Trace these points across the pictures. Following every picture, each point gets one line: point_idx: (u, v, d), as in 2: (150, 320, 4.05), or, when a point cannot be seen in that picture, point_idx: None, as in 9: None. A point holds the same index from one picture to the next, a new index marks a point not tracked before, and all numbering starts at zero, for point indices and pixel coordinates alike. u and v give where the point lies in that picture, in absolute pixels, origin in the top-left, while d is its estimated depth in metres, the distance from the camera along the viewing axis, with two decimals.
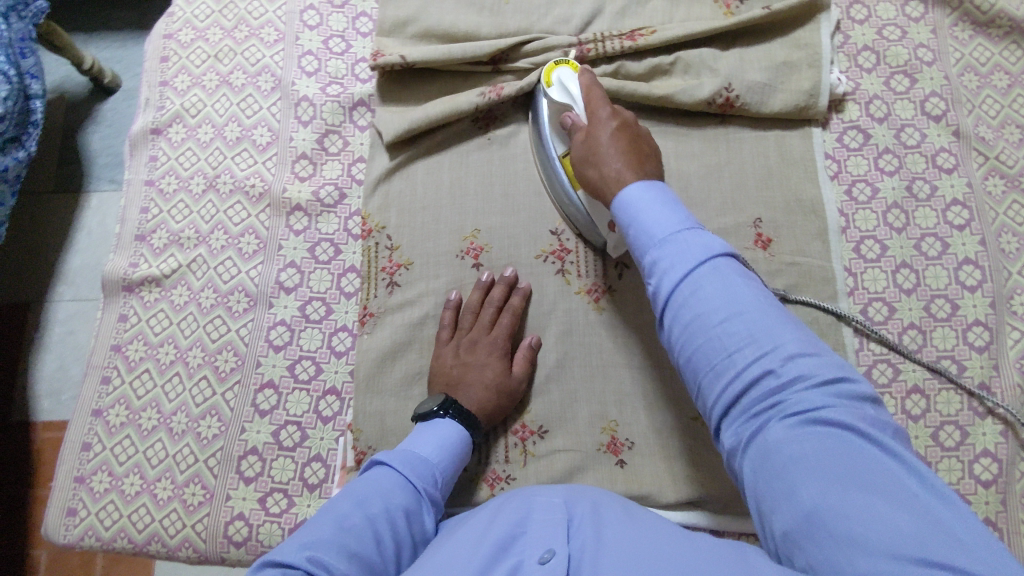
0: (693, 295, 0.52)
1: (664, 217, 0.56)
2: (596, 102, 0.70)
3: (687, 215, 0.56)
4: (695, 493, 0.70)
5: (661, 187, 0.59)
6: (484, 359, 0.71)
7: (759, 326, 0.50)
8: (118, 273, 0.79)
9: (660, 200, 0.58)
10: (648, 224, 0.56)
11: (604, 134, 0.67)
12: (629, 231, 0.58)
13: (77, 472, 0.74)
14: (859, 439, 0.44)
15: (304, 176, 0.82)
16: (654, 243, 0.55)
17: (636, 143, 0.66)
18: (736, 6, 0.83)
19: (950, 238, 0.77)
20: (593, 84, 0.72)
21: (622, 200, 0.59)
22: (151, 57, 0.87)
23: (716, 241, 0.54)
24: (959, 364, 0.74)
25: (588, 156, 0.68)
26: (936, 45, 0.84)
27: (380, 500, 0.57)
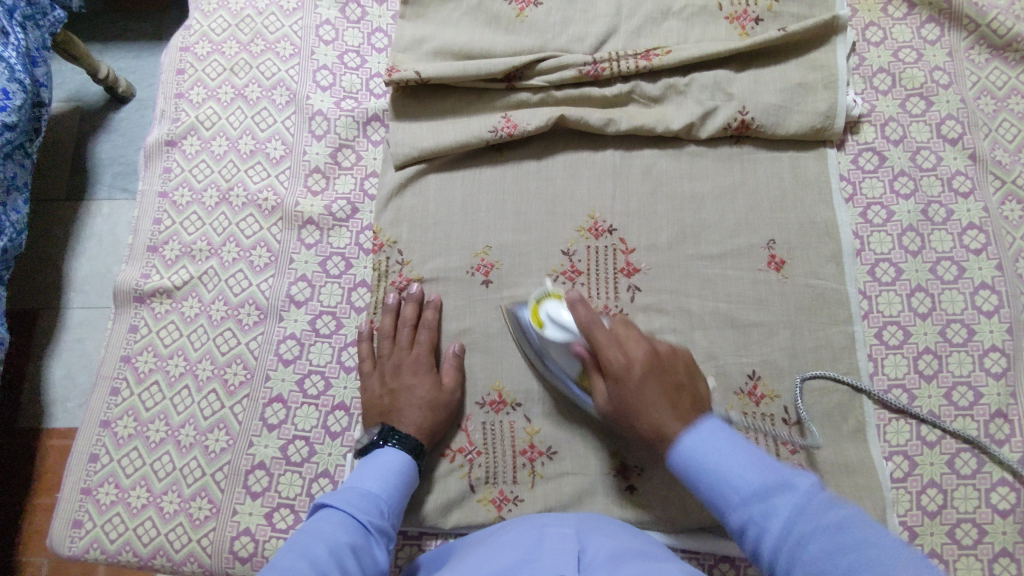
0: (794, 554, 0.44)
1: (737, 464, 0.50)
2: (605, 345, 0.64)
3: (758, 456, 0.51)
4: (706, 518, 0.69)
5: (715, 425, 0.54)
6: (411, 379, 0.72)
7: (856, 547, 0.42)
8: (130, 284, 0.79)
9: (717, 443, 0.52)
10: (721, 484, 0.50)
11: (640, 383, 0.61)
12: (698, 489, 0.52)
13: (84, 483, 0.74)
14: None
15: (316, 190, 0.82)
16: (738, 506, 0.49)
17: (671, 381, 0.62)
18: (751, 25, 0.83)
19: (966, 262, 0.77)
20: (591, 325, 0.64)
21: (678, 454, 0.54)
22: (167, 69, 0.88)
23: (793, 477, 0.48)
24: (975, 391, 0.73)
25: (631, 408, 0.61)
26: (953, 68, 0.84)
27: (325, 542, 0.57)
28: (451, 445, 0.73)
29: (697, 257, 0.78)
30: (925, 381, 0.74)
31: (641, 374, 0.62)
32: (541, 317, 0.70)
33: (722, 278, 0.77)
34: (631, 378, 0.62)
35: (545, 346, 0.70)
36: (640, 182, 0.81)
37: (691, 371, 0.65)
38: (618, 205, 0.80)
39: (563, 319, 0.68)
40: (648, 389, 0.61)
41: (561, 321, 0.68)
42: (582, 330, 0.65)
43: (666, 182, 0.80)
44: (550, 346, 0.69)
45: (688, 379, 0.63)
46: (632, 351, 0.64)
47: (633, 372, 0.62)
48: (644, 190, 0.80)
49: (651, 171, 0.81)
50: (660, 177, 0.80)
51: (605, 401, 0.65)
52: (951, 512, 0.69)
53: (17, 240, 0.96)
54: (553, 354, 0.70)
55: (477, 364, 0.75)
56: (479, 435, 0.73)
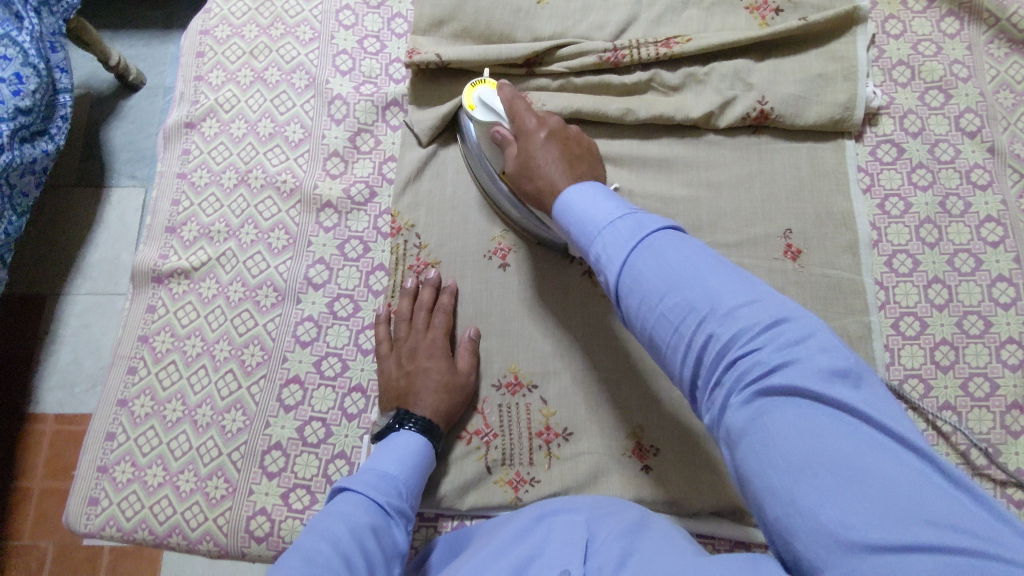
0: (638, 286, 0.50)
1: (602, 209, 0.56)
2: (521, 110, 0.69)
3: (624, 204, 0.56)
4: (723, 503, 0.69)
5: (597, 185, 0.59)
6: (427, 362, 0.71)
7: (693, 280, 0.48)
8: (148, 264, 0.80)
9: (592, 193, 0.58)
10: (584, 225, 0.56)
11: (537, 146, 0.67)
12: (570, 231, 0.59)
13: (100, 461, 0.74)
14: (808, 396, 0.41)
15: (335, 174, 0.82)
16: (594, 235, 0.55)
17: (569, 147, 0.67)
18: (771, 16, 0.83)
19: (983, 254, 0.77)
20: (514, 97, 0.71)
21: (559, 204, 0.60)
22: (187, 52, 0.88)
23: (650, 220, 0.53)
24: (992, 382, 0.73)
25: (524, 167, 0.67)
26: (972, 62, 0.84)
27: (344, 524, 0.57)
28: (468, 427, 0.73)
29: (713, 244, 0.78)
30: (942, 371, 0.74)
31: (545, 137, 0.67)
32: (474, 100, 0.73)
33: (738, 266, 0.77)
34: (535, 139, 0.67)
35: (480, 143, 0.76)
36: (657, 168, 0.81)
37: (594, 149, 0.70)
38: (636, 191, 0.80)
39: (493, 105, 0.72)
40: (549, 152, 0.66)
41: (488, 101, 0.72)
42: (506, 109, 0.71)
43: (683, 169, 0.81)
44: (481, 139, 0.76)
45: (587, 152, 0.68)
46: (544, 120, 0.69)
47: (538, 131, 0.68)
48: (661, 176, 0.80)
49: (668, 158, 0.81)
50: (677, 164, 0.81)
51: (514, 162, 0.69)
52: None
53: (19, 223, 0.94)
54: (483, 141, 0.76)
55: (493, 346, 0.76)
56: (495, 417, 0.73)
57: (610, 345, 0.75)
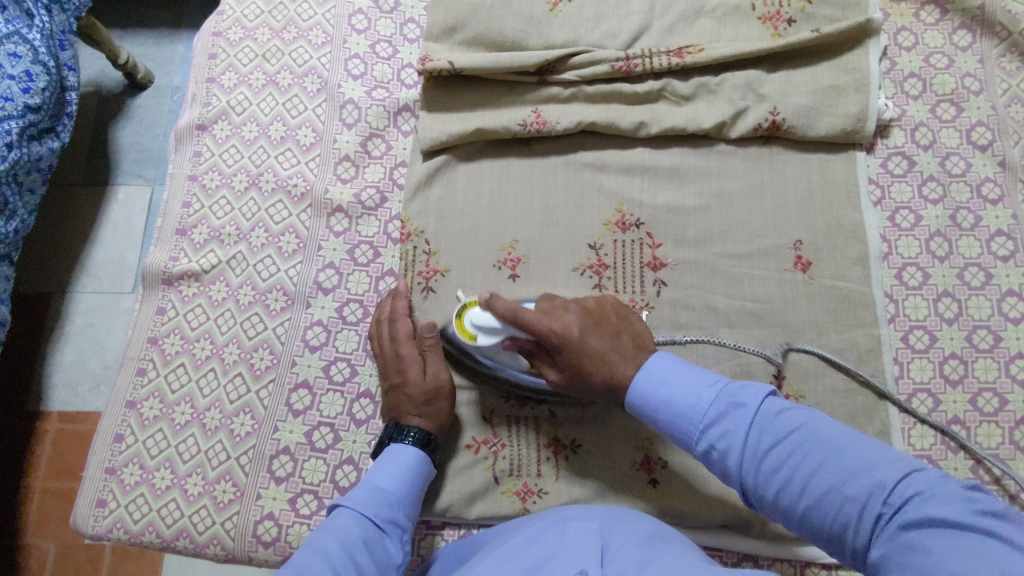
0: (754, 471, 0.52)
1: (692, 386, 0.58)
2: (546, 319, 0.67)
3: (714, 376, 0.59)
4: (731, 516, 0.69)
5: (658, 358, 0.62)
6: (399, 379, 0.71)
7: (828, 448, 0.50)
8: (158, 266, 0.80)
9: (663, 371, 0.60)
10: (675, 414, 0.58)
11: (586, 338, 0.66)
12: (659, 418, 0.60)
13: (108, 463, 0.74)
14: (979, 536, 0.41)
15: (346, 178, 0.82)
16: (692, 429, 0.57)
17: (610, 328, 0.67)
18: (783, 27, 0.83)
19: (993, 268, 0.77)
20: (518, 310, 0.67)
21: (638, 394, 0.61)
22: (200, 54, 0.88)
23: (744, 395, 0.55)
24: (1001, 397, 0.73)
25: (575, 360, 0.66)
26: (984, 75, 0.83)
27: (335, 539, 0.59)
28: (475, 437, 0.73)
29: (724, 255, 0.78)
30: (951, 386, 0.74)
31: (582, 335, 0.66)
32: (467, 331, 0.69)
33: (748, 277, 0.77)
34: (577, 340, 0.66)
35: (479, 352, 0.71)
36: (668, 179, 0.81)
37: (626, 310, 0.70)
38: (646, 201, 0.80)
39: (492, 326, 0.68)
40: (599, 342, 0.66)
41: (487, 324, 0.68)
42: (513, 322, 0.67)
43: (694, 181, 0.80)
44: (482, 355, 0.71)
45: (627, 318, 0.69)
46: (573, 312, 0.67)
47: (573, 334, 0.66)
48: (672, 188, 0.80)
49: (679, 169, 0.81)
50: (688, 176, 0.81)
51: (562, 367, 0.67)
52: None
53: (28, 220, 0.95)
54: (494, 356, 0.71)
55: None
56: (503, 427, 0.73)
57: None
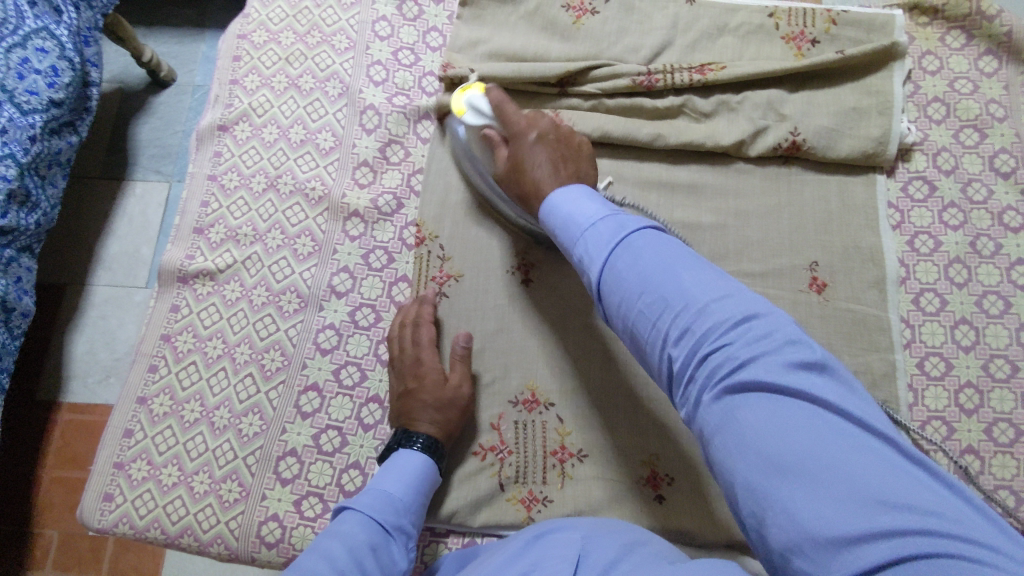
0: (616, 280, 0.51)
1: (587, 210, 0.56)
2: (509, 106, 0.72)
3: (606, 204, 0.56)
4: (737, 537, 0.68)
5: (581, 186, 0.59)
6: (415, 383, 0.71)
7: (670, 270, 0.49)
8: (174, 264, 0.80)
9: (579, 197, 0.58)
10: (569, 221, 0.57)
11: (529, 146, 0.68)
12: (559, 235, 0.58)
13: (117, 457, 0.74)
14: (780, 393, 0.41)
15: (363, 183, 0.83)
16: (583, 230, 0.55)
17: (561, 150, 0.68)
18: (807, 47, 0.83)
19: (1013, 297, 0.76)
20: (502, 100, 0.72)
21: (548, 205, 0.60)
22: (224, 56, 0.89)
23: (630, 218, 0.53)
24: (1017, 428, 0.72)
25: (514, 174, 0.69)
26: (1009, 102, 0.83)
27: (341, 543, 0.58)
28: (482, 443, 0.73)
29: (738, 272, 0.77)
30: (966, 415, 0.73)
31: (530, 142, 0.68)
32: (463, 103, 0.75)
33: (763, 295, 0.76)
34: (527, 137, 0.69)
35: (469, 144, 0.78)
36: (685, 194, 0.80)
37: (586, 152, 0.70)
38: (662, 215, 0.80)
39: (482, 108, 0.74)
40: (540, 154, 0.67)
41: (480, 108, 0.74)
42: (494, 110, 0.73)
43: (711, 197, 0.80)
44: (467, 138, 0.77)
45: (580, 158, 0.69)
46: (533, 121, 0.70)
47: (526, 132, 0.69)
48: (688, 203, 0.80)
49: (696, 185, 0.81)
50: (704, 192, 0.80)
51: (506, 169, 0.70)
52: None
53: (51, 213, 0.96)
54: (473, 144, 0.77)
55: (512, 362, 0.75)
56: (510, 434, 0.73)
57: (630, 369, 0.74)
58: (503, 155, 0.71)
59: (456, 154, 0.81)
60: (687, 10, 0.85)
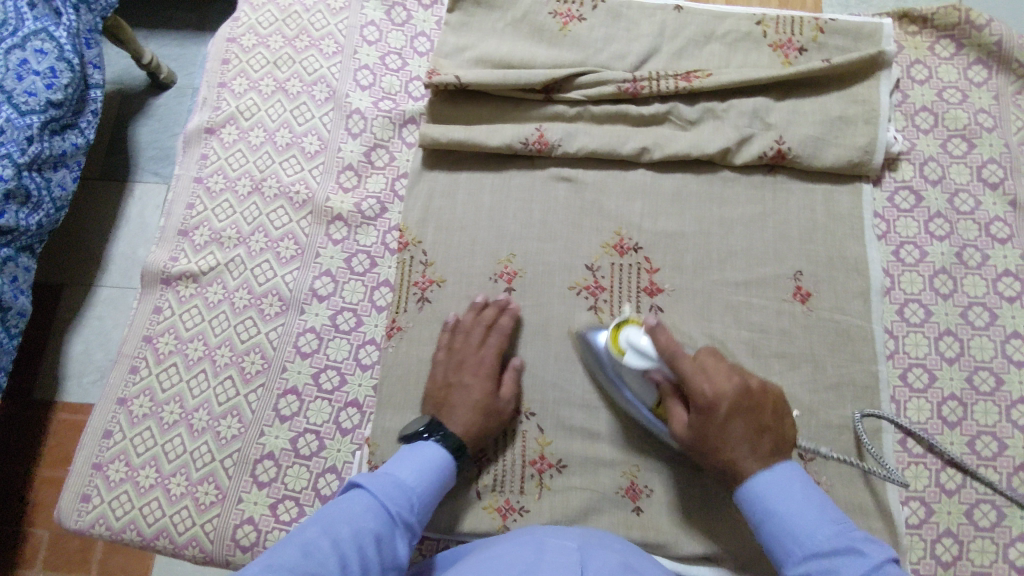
0: None
1: (803, 521, 0.56)
2: (694, 376, 0.63)
3: (829, 512, 0.57)
4: (714, 548, 0.68)
5: (796, 471, 0.59)
6: (470, 380, 0.71)
7: None
8: (158, 265, 0.81)
9: (793, 491, 0.58)
10: (792, 530, 0.56)
11: (726, 422, 0.61)
12: (761, 532, 0.58)
13: (96, 459, 0.74)
14: None
15: (348, 187, 0.83)
16: (806, 550, 0.55)
17: (761, 420, 0.62)
18: (794, 55, 0.83)
19: (999, 309, 0.75)
20: (676, 355, 0.63)
21: (748, 490, 0.59)
22: (213, 59, 0.89)
23: (866, 545, 0.54)
24: (1000, 442, 0.71)
25: (704, 443, 0.62)
26: (998, 112, 0.82)
27: (349, 525, 0.56)
28: None
29: (721, 281, 0.77)
30: (948, 428, 0.72)
31: (712, 419, 0.62)
32: (621, 344, 0.67)
33: (745, 305, 0.76)
34: (719, 412, 0.61)
35: (614, 368, 0.70)
36: (669, 203, 0.80)
37: (777, 401, 0.64)
38: (646, 223, 0.79)
39: (645, 349, 0.66)
40: (734, 428, 0.61)
41: (645, 350, 0.66)
42: (663, 357, 0.64)
43: (695, 206, 0.80)
44: (617, 371, 0.69)
45: (777, 420, 0.63)
46: (718, 390, 0.62)
47: (712, 411, 0.62)
48: (672, 211, 0.80)
49: (681, 194, 0.80)
50: (688, 200, 0.80)
51: (686, 429, 0.64)
52: (966, 564, 0.68)
53: (56, 215, 0.96)
54: (624, 379, 0.69)
55: None
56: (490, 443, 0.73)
57: None
58: (682, 424, 0.64)
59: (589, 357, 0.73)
60: (674, 17, 0.85)
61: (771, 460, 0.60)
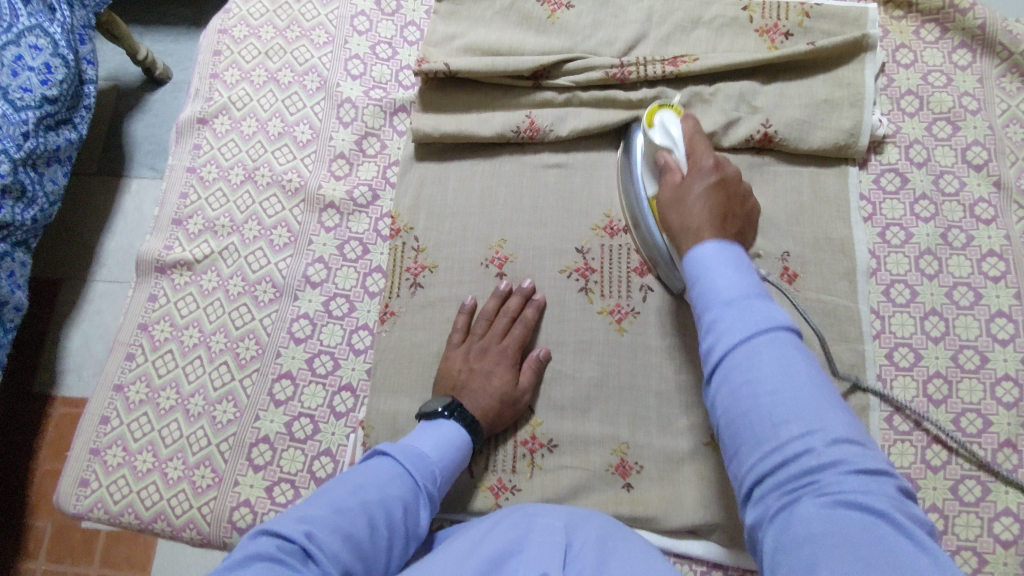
0: (741, 362, 0.48)
1: (730, 279, 0.52)
2: (700, 148, 0.69)
3: (752, 281, 0.53)
4: (703, 523, 0.69)
5: (738, 249, 0.56)
6: (492, 367, 0.72)
7: (806, 393, 0.46)
8: (152, 254, 0.81)
9: (728, 264, 0.54)
10: (716, 291, 0.52)
11: (698, 186, 0.66)
12: (694, 287, 0.55)
13: (93, 444, 0.75)
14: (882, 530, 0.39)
15: (340, 175, 0.84)
16: (725, 310, 0.51)
17: (729, 204, 0.65)
18: (780, 40, 0.83)
19: (983, 288, 0.76)
20: (695, 134, 0.71)
21: (694, 257, 0.56)
22: (205, 50, 0.90)
23: (777, 312, 0.50)
24: (984, 418, 0.72)
25: (675, 200, 0.67)
26: (982, 94, 0.83)
27: (378, 489, 0.59)
28: None
29: None
30: (934, 405, 0.73)
31: (701, 174, 0.67)
32: (654, 119, 0.72)
33: None
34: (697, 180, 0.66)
35: (642, 164, 0.75)
36: None
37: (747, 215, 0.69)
38: None
39: (671, 130, 0.71)
40: (709, 197, 0.64)
41: (668, 125, 0.71)
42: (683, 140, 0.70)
43: None
44: (642, 163, 0.75)
45: (740, 221, 0.66)
46: (720, 165, 0.68)
47: (700, 164, 0.68)
48: None
49: None
50: None
51: (672, 186, 0.68)
52: (951, 538, 0.69)
53: (49, 210, 0.97)
54: (645, 168, 0.75)
55: None
56: None
57: (599, 360, 0.75)
58: (669, 183, 0.69)
59: (624, 169, 0.79)
60: (661, 4, 0.86)
61: (717, 228, 0.61)
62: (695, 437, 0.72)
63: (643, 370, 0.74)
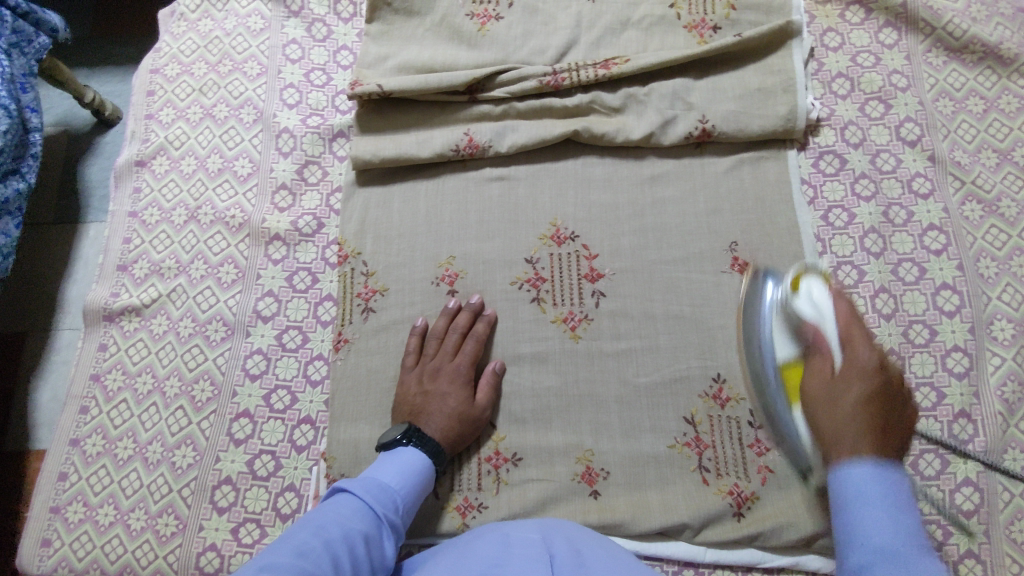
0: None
1: (886, 517, 0.49)
2: (859, 340, 0.63)
3: (911, 520, 0.50)
4: (671, 521, 0.69)
5: (900, 481, 0.52)
6: (446, 387, 0.72)
7: None
8: (98, 302, 0.80)
9: (885, 497, 0.51)
10: (869, 526, 0.49)
11: (851, 392, 0.60)
12: (839, 511, 0.53)
13: (53, 502, 0.74)
14: None
15: (283, 207, 0.83)
16: (869, 546, 0.49)
17: (886, 419, 0.58)
18: (709, 34, 0.84)
19: (927, 263, 0.77)
20: (853, 319, 0.65)
21: (847, 480, 0.53)
22: (138, 91, 0.90)
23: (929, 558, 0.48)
24: (938, 391, 0.73)
25: (824, 400, 0.61)
26: (911, 71, 0.85)
27: (339, 527, 0.59)
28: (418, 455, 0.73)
29: (660, 260, 0.78)
30: None
31: (857, 378, 0.61)
32: (799, 285, 0.70)
33: (685, 280, 0.77)
34: (857, 369, 0.61)
35: (774, 319, 0.72)
36: (601, 188, 0.81)
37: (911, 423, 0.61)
38: (580, 212, 0.80)
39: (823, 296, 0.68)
40: (858, 413, 0.58)
41: (816, 298, 0.67)
42: (838, 319, 0.65)
43: (627, 189, 0.81)
44: (778, 322, 0.71)
45: (904, 428, 0.59)
46: (884, 364, 0.61)
47: (851, 372, 0.61)
48: (606, 196, 0.81)
49: (612, 179, 0.82)
50: (621, 185, 0.81)
51: (821, 381, 0.63)
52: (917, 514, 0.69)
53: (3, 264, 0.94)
54: (780, 328, 0.71)
55: None
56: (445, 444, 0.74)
57: (556, 370, 0.75)
58: (820, 368, 0.64)
59: (747, 340, 0.73)
60: (589, 8, 0.86)
61: (875, 441, 0.56)
62: (657, 437, 0.72)
63: (602, 379, 0.74)
